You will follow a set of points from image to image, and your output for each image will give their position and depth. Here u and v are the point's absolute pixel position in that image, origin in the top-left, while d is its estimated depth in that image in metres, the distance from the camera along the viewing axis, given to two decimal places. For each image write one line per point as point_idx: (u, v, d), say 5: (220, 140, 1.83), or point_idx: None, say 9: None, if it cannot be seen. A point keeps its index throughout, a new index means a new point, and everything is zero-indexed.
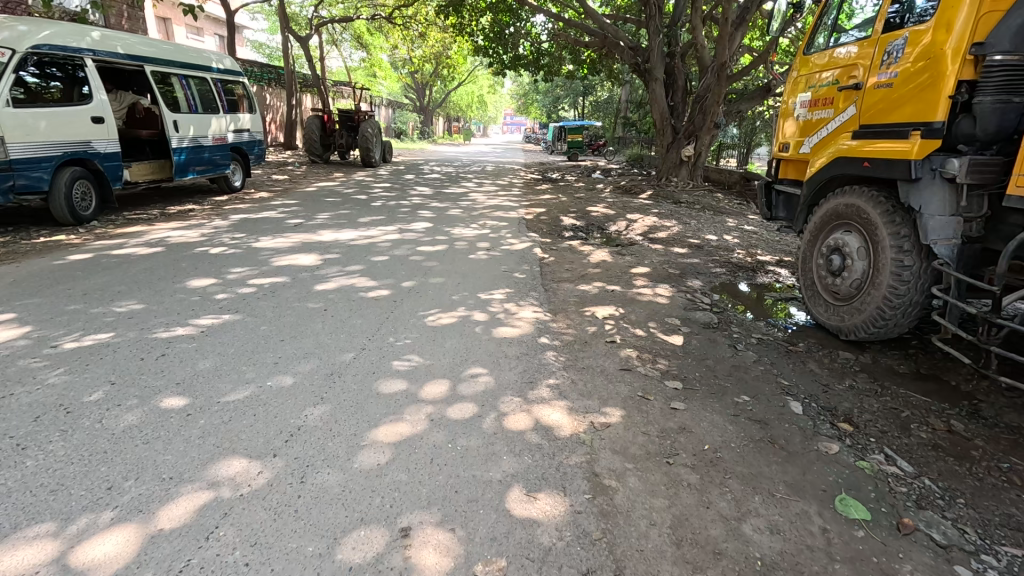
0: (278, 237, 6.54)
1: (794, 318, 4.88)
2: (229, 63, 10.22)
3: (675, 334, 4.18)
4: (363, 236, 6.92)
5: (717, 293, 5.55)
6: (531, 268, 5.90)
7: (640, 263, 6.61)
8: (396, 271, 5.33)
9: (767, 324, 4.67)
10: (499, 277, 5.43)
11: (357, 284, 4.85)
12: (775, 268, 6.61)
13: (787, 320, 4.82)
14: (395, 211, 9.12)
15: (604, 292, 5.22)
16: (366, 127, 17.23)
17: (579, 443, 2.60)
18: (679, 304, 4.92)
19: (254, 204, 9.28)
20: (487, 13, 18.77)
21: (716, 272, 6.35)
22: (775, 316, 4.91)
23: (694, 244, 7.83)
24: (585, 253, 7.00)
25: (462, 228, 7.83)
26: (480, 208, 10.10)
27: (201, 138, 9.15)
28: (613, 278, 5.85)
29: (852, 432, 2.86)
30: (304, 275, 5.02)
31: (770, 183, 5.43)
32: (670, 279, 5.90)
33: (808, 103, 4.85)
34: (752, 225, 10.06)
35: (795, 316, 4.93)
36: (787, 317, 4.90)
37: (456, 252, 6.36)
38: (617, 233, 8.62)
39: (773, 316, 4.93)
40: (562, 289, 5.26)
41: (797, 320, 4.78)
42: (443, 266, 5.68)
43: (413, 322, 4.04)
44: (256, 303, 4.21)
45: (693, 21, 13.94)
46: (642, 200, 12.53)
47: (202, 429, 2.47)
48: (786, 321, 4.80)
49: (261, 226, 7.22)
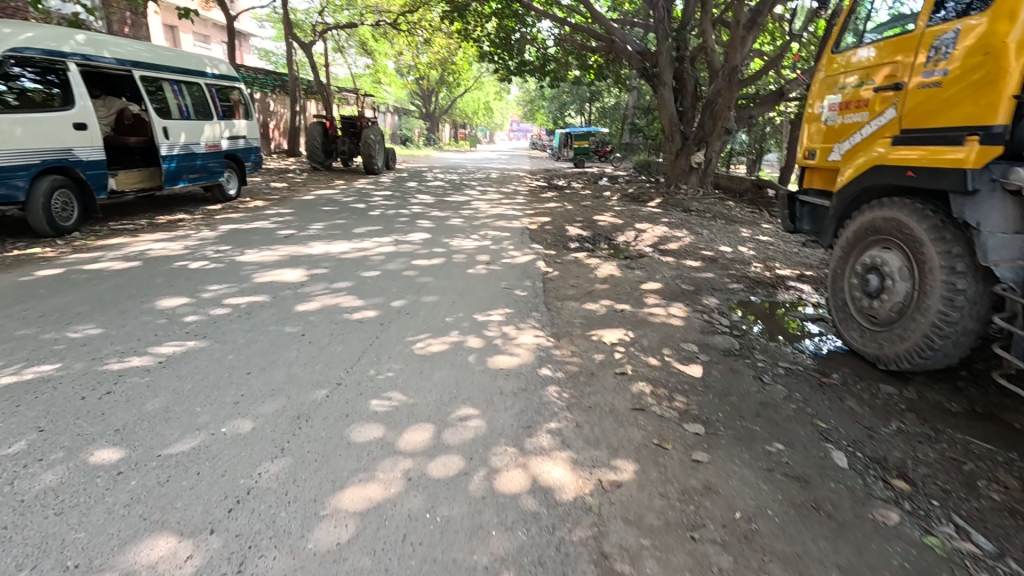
0: (265, 250, 6.17)
1: (820, 340, 4.43)
2: (225, 68, 9.93)
3: (692, 363, 3.74)
4: (356, 248, 6.54)
5: (735, 312, 5.10)
6: (533, 284, 5.48)
7: (650, 278, 6.17)
8: (387, 288, 4.93)
9: (792, 348, 4.22)
10: (498, 294, 5.01)
11: (342, 303, 4.45)
12: (796, 283, 6.15)
13: (813, 343, 4.37)
14: (393, 221, 8.75)
15: (613, 312, 4.79)
16: (368, 134, 16.96)
17: (584, 510, 2.17)
18: (696, 326, 4.48)
19: (247, 213, 8.96)
20: (493, 18, 18.50)
21: (732, 288, 5.90)
22: (800, 339, 4.45)
23: (707, 257, 7.39)
24: (591, 266, 6.57)
25: (463, 239, 7.44)
26: (482, 218, 9.71)
27: (194, 144, 8.84)
28: (621, 295, 5.41)
29: (910, 493, 2.42)
30: (286, 294, 4.62)
31: (793, 194, 5.00)
32: (684, 297, 5.45)
33: (838, 106, 4.41)
34: (767, 236, 9.61)
35: (822, 339, 4.48)
36: (813, 340, 4.45)
37: (454, 266, 5.96)
38: (625, 244, 8.19)
39: (797, 338, 4.48)
40: (567, 308, 4.84)
41: (824, 344, 4.33)
42: (439, 282, 5.28)
43: (399, 349, 3.62)
44: (227, 327, 3.81)
45: (703, 25, 13.56)
46: (651, 209, 12.11)
47: (131, 494, 2.06)
48: (812, 344, 4.35)
49: (251, 237, 6.86)
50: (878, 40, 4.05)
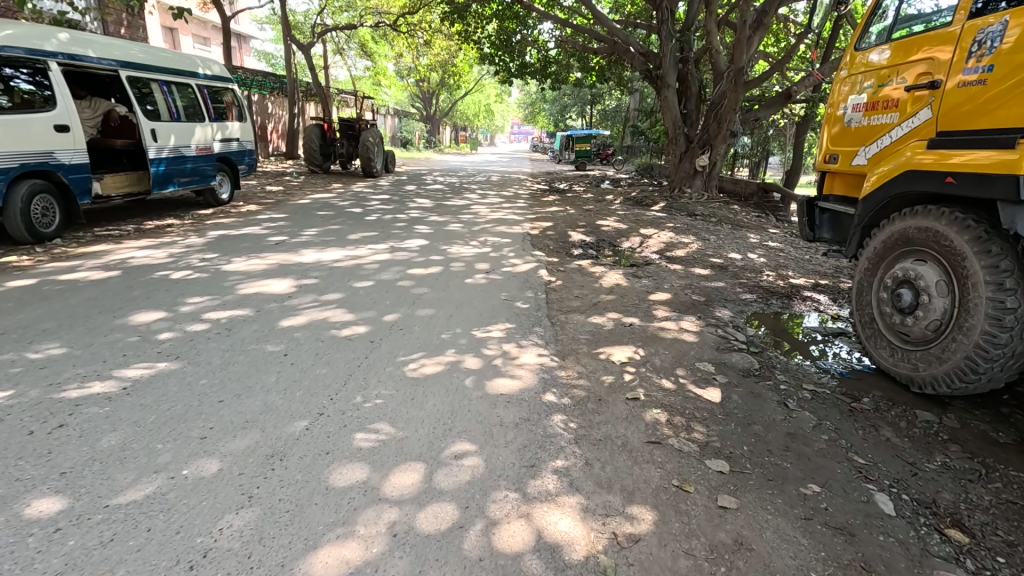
0: (254, 257, 5.87)
1: (846, 359, 4.12)
2: (217, 69, 9.66)
3: (709, 386, 3.42)
4: (349, 256, 6.23)
5: (750, 325, 4.80)
6: (535, 295, 5.17)
7: (658, 288, 5.86)
8: (380, 301, 4.63)
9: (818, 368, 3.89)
10: (498, 307, 4.71)
11: (330, 318, 4.15)
12: (812, 293, 5.84)
13: (839, 362, 4.04)
14: (390, 227, 8.46)
15: (621, 327, 4.48)
16: (367, 136, 16.67)
17: (597, 572, 1.87)
18: (710, 342, 4.17)
19: (239, 218, 8.66)
20: (493, 20, 18.22)
21: (745, 299, 5.59)
22: (824, 358, 4.12)
23: (717, 264, 7.08)
24: (596, 275, 6.25)
25: (461, 246, 7.14)
26: (482, 223, 9.41)
27: (184, 147, 8.56)
28: (629, 307, 5.10)
29: (970, 548, 2.11)
30: (272, 308, 4.32)
31: (813, 201, 4.71)
32: (695, 309, 5.13)
33: (862, 107, 4.12)
34: (776, 241, 9.29)
35: (848, 357, 4.16)
36: (838, 358, 4.13)
37: (451, 276, 5.65)
38: (630, 251, 7.87)
39: (821, 356, 4.16)
40: (571, 322, 4.52)
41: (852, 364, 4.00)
42: (435, 294, 4.97)
43: (390, 370, 3.31)
44: (204, 347, 3.50)
45: (707, 26, 13.27)
46: (655, 213, 11.80)
47: (67, 558, 1.76)
48: (837, 363, 4.03)
49: (240, 244, 6.56)
50: (907, 36, 3.77)
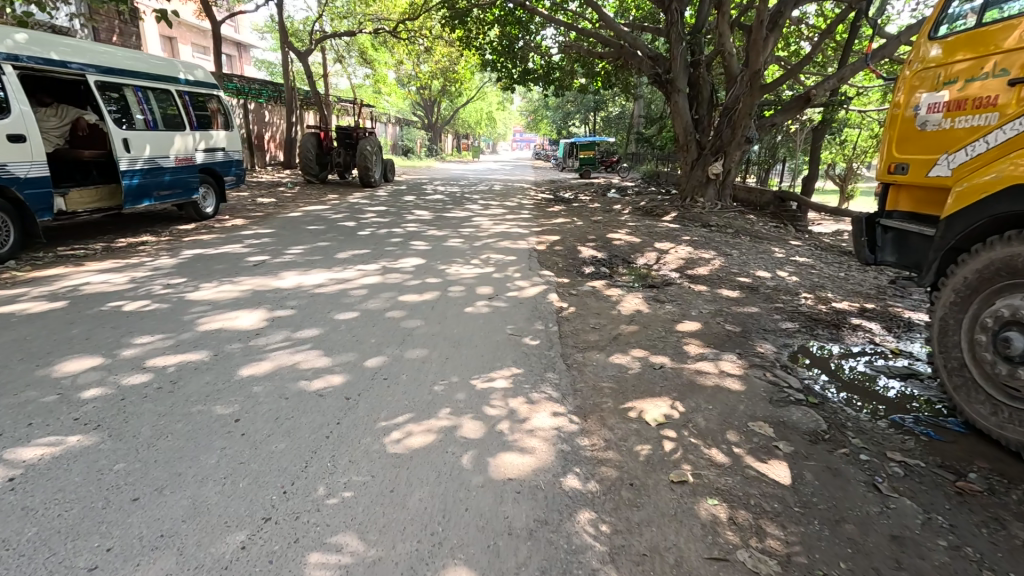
0: (226, 282, 5.19)
1: (869, 375, 3.90)
2: (201, 74, 9.07)
3: (772, 458, 2.70)
4: (335, 279, 5.55)
5: (801, 363, 4.09)
6: (546, 327, 4.48)
7: (685, 315, 5.15)
8: (364, 337, 3.94)
9: (857, 396, 3.56)
10: (504, 343, 4.01)
11: (302, 364, 3.44)
12: (860, 320, 5.14)
13: (866, 381, 3.79)
14: (384, 242, 7.79)
15: (649, 370, 3.76)
16: (365, 144, 16.04)
17: None
18: (761, 391, 3.46)
19: (221, 234, 8.01)
20: (496, 25, 17.70)
21: (786, 328, 4.88)
22: (852, 379, 3.83)
23: (745, 285, 6.39)
24: (613, 299, 5.56)
25: (462, 266, 6.46)
26: (484, 237, 8.76)
27: (160, 158, 7.91)
28: (656, 341, 4.40)
29: None
30: (233, 350, 3.62)
31: (874, 218, 4.01)
32: (733, 343, 4.42)
33: (942, 107, 3.44)
34: (803, 256, 8.59)
35: (868, 372, 3.96)
36: (860, 375, 3.90)
37: (449, 303, 4.95)
38: (646, 269, 7.21)
39: (845, 373, 3.91)
40: (591, 364, 3.81)
41: (881, 382, 3.77)
42: (431, 327, 4.27)
43: (367, 443, 2.58)
44: (135, 408, 2.79)
45: (720, 27, 12.61)
46: (667, 225, 11.16)
47: None
48: (865, 383, 3.78)
49: (214, 266, 5.88)
50: (993, 22, 3.20)
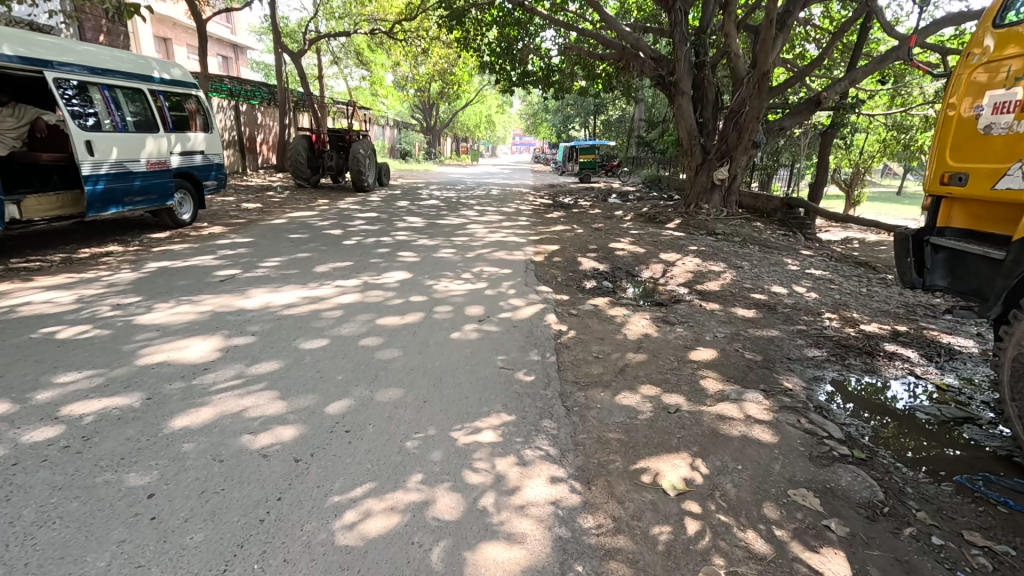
0: (184, 302, 4.63)
1: (876, 387, 3.84)
2: (178, 72, 8.56)
3: (825, 547, 2.14)
4: (309, 297, 5.00)
5: (833, 395, 3.67)
6: (543, 356, 3.93)
7: (699, 340, 4.60)
8: (330, 374, 3.38)
9: (868, 410, 3.47)
10: (493, 379, 3.45)
11: (249, 412, 2.87)
12: (893, 346, 4.62)
13: (873, 394, 3.72)
14: (370, 253, 7.25)
15: (663, 414, 3.20)
16: (358, 147, 15.43)
17: None
18: (798, 445, 2.90)
19: (195, 244, 7.46)
20: (494, 26, 17.26)
21: (813, 357, 4.34)
22: (866, 394, 3.71)
23: (761, 302, 5.86)
24: (618, 321, 5.00)
25: (451, 280, 5.92)
26: (479, 246, 8.22)
27: (130, 162, 7.34)
28: (668, 375, 3.85)
29: None
30: (171, 391, 3.05)
31: (921, 236, 3.47)
32: (756, 378, 3.87)
33: (1011, 107, 2.92)
34: (818, 268, 8.06)
35: (876, 384, 3.89)
36: (867, 386, 3.85)
37: (434, 326, 4.41)
38: (652, 284, 6.67)
39: (851, 385, 3.85)
40: (595, 407, 3.24)
41: (889, 394, 3.70)
42: (410, 358, 3.72)
43: (310, 533, 2.02)
44: (24, 479, 2.23)
45: (727, 27, 12.12)
46: (671, 233, 10.64)
47: None
48: (873, 396, 3.70)
49: (176, 281, 5.31)
50: None
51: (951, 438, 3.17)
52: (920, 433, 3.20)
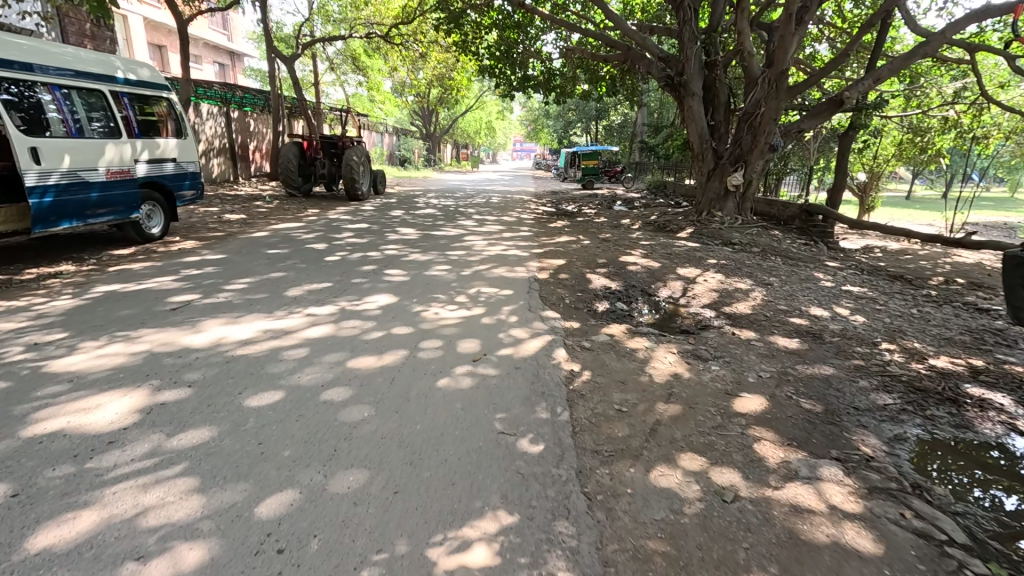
0: (117, 339, 3.83)
1: (915, 407, 3.51)
2: (146, 73, 7.86)
3: None
4: (272, 330, 4.19)
5: (916, 455, 2.94)
6: (555, 413, 3.11)
7: (741, 384, 3.78)
8: (275, 447, 2.56)
9: (900, 428, 3.24)
10: (490, 452, 2.64)
11: (147, 517, 2.06)
12: (977, 389, 3.80)
13: (907, 414, 3.41)
14: (354, 271, 6.46)
15: (717, 505, 2.37)
16: (351, 154, 14.66)
17: None
18: (915, 559, 2.07)
19: (158, 262, 6.69)
20: (494, 30, 16.57)
21: (883, 404, 3.54)
22: (953, 458, 2.95)
23: (801, 328, 5.07)
24: (640, 357, 4.18)
25: (443, 305, 5.12)
26: (476, 262, 7.44)
27: (85, 171, 6.58)
28: (713, 437, 3.02)
29: None
30: (49, 483, 2.24)
31: None
32: (825, 441, 3.03)
33: None
34: (854, 284, 7.28)
35: (911, 404, 3.54)
36: (899, 403, 3.56)
37: (419, 369, 3.61)
38: (672, 307, 5.86)
39: (883, 403, 3.56)
40: (625, 495, 2.42)
41: (922, 411, 3.44)
42: (383, 420, 2.89)
43: None
44: None
45: (740, 24, 11.38)
46: (685, 244, 9.85)
47: None
48: (899, 411, 3.45)
49: (118, 310, 4.51)
50: None
51: (987, 460, 2.94)
52: (960, 458, 2.95)
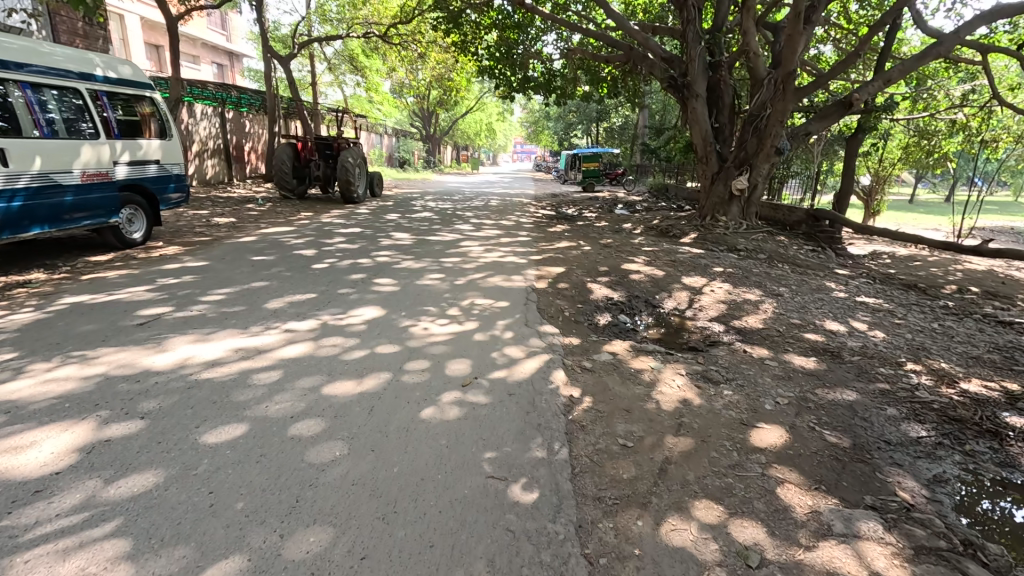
0: (71, 361, 3.49)
1: (946, 437, 3.20)
2: (128, 71, 7.53)
3: None
4: (244, 349, 3.84)
5: (959, 502, 2.61)
6: (552, 452, 2.76)
7: (757, 412, 3.43)
8: (228, 498, 2.22)
9: (934, 465, 2.92)
10: (476, 503, 2.29)
11: None
12: (1016, 419, 3.46)
13: (941, 449, 3.08)
14: (341, 280, 6.12)
15: (742, 572, 2.04)
16: (346, 155, 14.27)
17: None
18: None
19: (136, 269, 6.35)
20: (494, 30, 16.25)
21: (917, 438, 3.19)
22: (1002, 507, 2.61)
23: (817, 346, 4.72)
24: (645, 380, 3.83)
25: (433, 319, 4.77)
26: (471, 270, 7.10)
27: (57, 173, 6.23)
28: (731, 479, 2.67)
29: None
30: None
31: None
32: (856, 484, 2.69)
33: None
34: (867, 294, 6.94)
35: (942, 435, 3.22)
36: (929, 434, 3.23)
37: (401, 396, 3.25)
38: (677, 320, 5.51)
39: (913, 434, 3.23)
40: (633, 559, 2.07)
41: (950, 441, 3.15)
42: (355, 462, 2.54)
43: None
44: None
45: (745, 24, 11.07)
46: (689, 250, 9.51)
47: None
48: (929, 442, 3.14)
49: (80, 326, 4.17)
50: None
51: (1005, 485, 2.79)
52: (976, 479, 2.81)
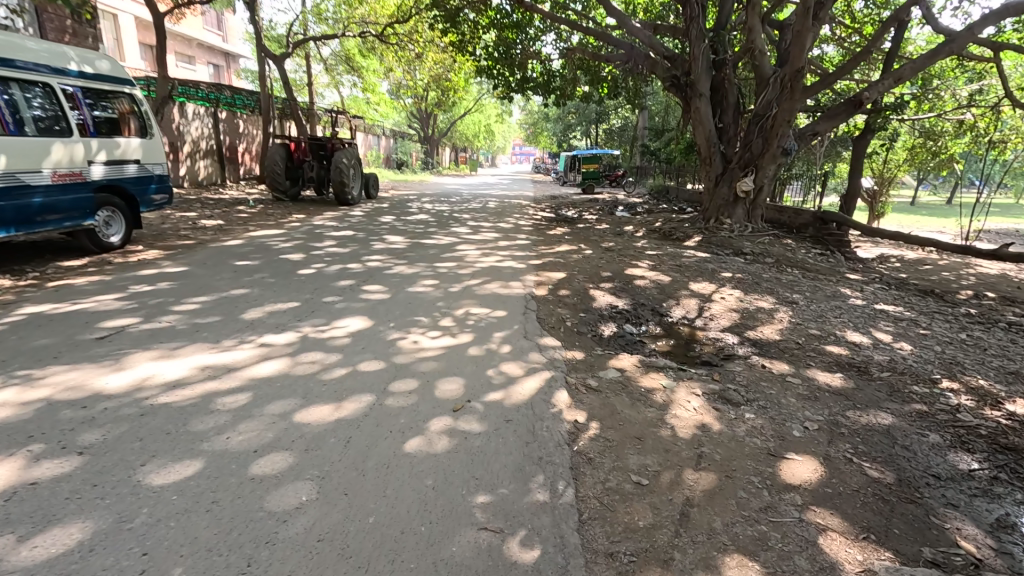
0: (13, 383, 3.11)
1: (1002, 472, 2.83)
2: (105, 65, 7.15)
3: None
4: (211, 367, 3.45)
5: None
6: (556, 495, 2.37)
7: (785, 440, 3.05)
8: (164, 563, 1.84)
9: (995, 506, 2.55)
10: (465, 566, 1.91)
11: None
12: None
13: (1000, 486, 2.71)
14: (328, 287, 5.74)
15: None
16: (340, 156, 13.88)
17: None
18: None
19: (110, 275, 5.96)
20: (493, 29, 15.89)
21: (970, 472, 2.81)
22: None
23: (841, 360, 4.34)
24: (657, 402, 3.44)
25: (424, 331, 4.39)
26: (467, 275, 6.72)
27: (26, 173, 5.84)
28: (765, 527, 2.28)
29: None
30: None
31: None
32: (910, 532, 2.31)
33: None
34: (885, 301, 6.57)
35: (997, 469, 2.85)
36: (983, 467, 2.86)
37: (384, 424, 2.86)
38: (688, 331, 5.13)
39: (965, 466, 2.86)
40: None
41: (1010, 477, 2.78)
42: (325, 510, 2.15)
43: None
44: None
45: (750, 21, 10.70)
46: (694, 254, 9.15)
47: None
48: (985, 478, 2.77)
49: (33, 340, 3.79)
50: None
51: None
52: None
